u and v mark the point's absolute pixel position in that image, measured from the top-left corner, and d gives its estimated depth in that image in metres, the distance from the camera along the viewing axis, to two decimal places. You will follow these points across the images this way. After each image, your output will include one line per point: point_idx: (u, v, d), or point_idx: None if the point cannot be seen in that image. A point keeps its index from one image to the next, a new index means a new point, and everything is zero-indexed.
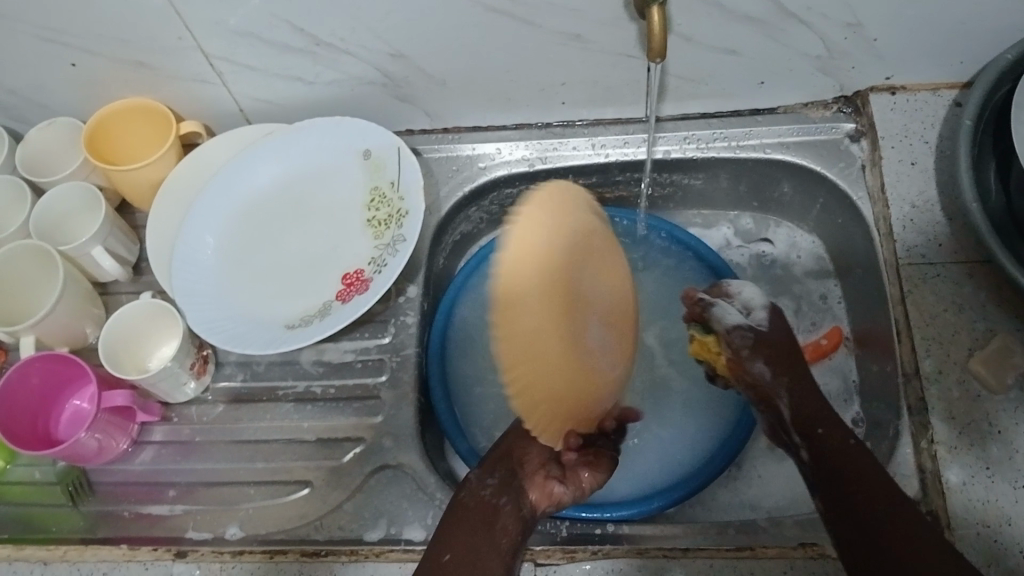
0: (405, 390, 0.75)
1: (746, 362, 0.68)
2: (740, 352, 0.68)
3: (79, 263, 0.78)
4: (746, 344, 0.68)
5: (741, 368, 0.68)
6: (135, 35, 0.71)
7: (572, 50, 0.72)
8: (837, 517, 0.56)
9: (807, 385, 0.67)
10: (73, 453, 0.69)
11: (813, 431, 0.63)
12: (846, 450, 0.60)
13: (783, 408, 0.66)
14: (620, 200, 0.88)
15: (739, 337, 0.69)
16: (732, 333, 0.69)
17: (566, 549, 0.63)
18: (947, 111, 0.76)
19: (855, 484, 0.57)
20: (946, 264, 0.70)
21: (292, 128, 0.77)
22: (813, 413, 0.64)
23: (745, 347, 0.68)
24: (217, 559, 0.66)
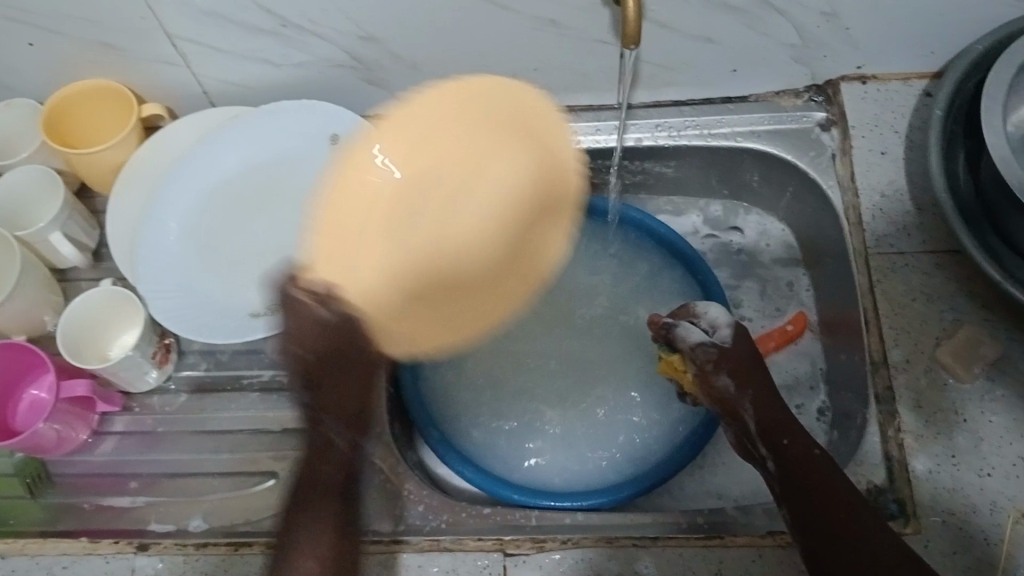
0: (374, 379, 0.74)
1: (710, 378, 0.65)
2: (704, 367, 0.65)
3: (37, 248, 0.76)
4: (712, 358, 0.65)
5: (706, 383, 0.65)
6: (96, 13, 0.68)
7: (546, 35, 0.71)
8: (799, 526, 0.56)
9: (768, 389, 0.65)
10: (31, 444, 0.67)
11: (778, 442, 0.61)
12: (808, 454, 0.59)
13: (747, 421, 0.63)
14: (591, 187, 0.87)
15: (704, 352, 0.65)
16: (695, 348, 0.66)
17: (535, 538, 0.63)
18: (917, 101, 0.76)
19: (822, 490, 0.56)
20: (915, 254, 0.70)
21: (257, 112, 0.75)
22: (775, 420, 0.62)
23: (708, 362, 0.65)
24: (181, 551, 0.64)
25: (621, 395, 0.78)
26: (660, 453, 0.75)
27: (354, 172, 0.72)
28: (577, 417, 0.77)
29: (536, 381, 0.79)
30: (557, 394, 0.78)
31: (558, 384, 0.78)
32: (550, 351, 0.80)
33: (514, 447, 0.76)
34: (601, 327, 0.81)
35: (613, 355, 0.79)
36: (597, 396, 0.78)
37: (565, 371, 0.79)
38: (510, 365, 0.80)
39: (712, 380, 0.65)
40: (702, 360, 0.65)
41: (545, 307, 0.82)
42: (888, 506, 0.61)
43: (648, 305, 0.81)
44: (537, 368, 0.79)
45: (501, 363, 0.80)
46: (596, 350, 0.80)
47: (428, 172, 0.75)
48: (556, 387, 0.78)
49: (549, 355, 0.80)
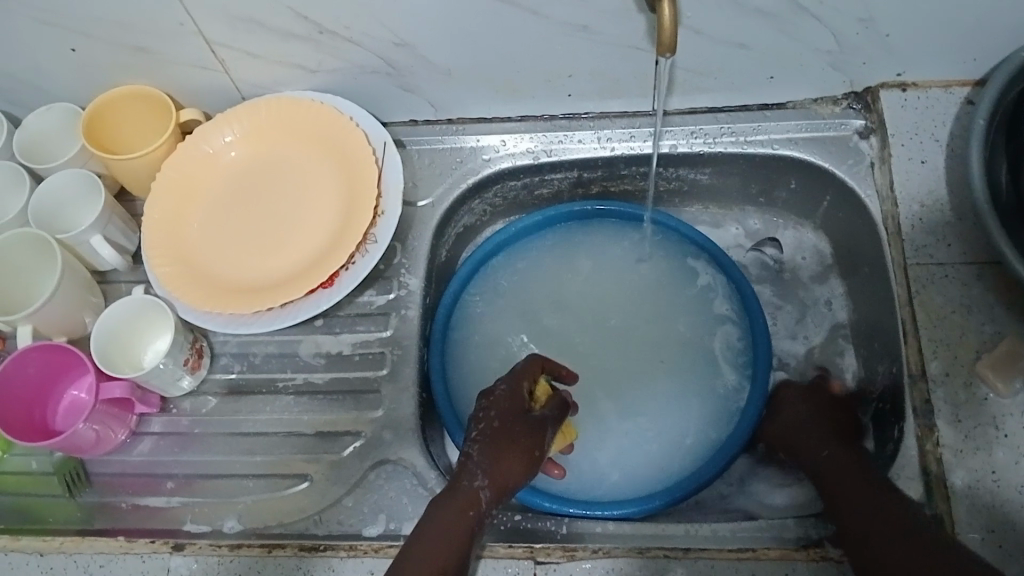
0: (405, 384, 0.74)
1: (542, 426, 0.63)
2: (501, 404, 0.63)
3: (77, 251, 0.77)
4: (522, 397, 0.64)
5: (541, 419, 0.63)
6: (135, 21, 0.69)
7: (578, 41, 0.71)
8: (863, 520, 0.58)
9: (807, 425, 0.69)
10: (70, 444, 0.68)
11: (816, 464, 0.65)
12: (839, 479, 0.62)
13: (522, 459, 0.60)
14: (624, 194, 0.87)
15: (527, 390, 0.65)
16: (525, 385, 0.65)
17: (566, 546, 0.62)
18: (959, 109, 0.75)
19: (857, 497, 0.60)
20: (955, 265, 0.69)
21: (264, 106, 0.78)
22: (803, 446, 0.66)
23: (489, 405, 0.63)
24: (214, 552, 0.65)
25: (653, 403, 0.77)
26: (689, 462, 0.74)
27: (194, 155, 0.78)
28: (608, 423, 0.77)
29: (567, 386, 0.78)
30: (588, 400, 0.78)
31: (589, 390, 0.78)
32: (582, 357, 0.80)
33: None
34: (632, 332, 0.80)
35: (644, 362, 0.79)
36: (626, 404, 0.77)
37: (596, 376, 0.79)
38: None
39: (538, 416, 0.64)
40: (494, 398, 0.64)
41: (577, 313, 0.82)
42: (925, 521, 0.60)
43: (682, 313, 0.81)
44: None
45: None
46: (627, 357, 0.79)
47: (273, 160, 0.80)
48: (588, 394, 0.78)
49: (579, 361, 0.79)
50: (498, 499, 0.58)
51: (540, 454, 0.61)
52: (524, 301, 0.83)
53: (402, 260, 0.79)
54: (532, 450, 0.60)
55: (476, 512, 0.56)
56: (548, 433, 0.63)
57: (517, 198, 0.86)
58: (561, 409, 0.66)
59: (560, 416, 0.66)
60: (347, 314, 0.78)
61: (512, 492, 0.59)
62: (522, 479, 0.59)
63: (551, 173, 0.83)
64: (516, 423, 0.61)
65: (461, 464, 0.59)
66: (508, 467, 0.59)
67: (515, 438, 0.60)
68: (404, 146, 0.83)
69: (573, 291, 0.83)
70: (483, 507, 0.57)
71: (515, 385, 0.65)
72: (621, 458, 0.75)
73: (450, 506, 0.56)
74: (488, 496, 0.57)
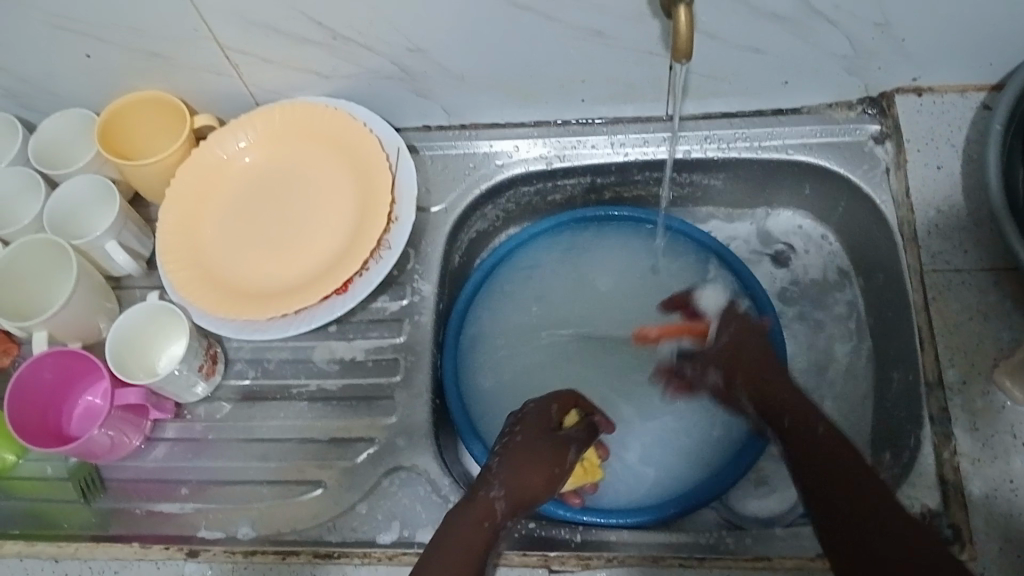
0: (419, 390, 0.74)
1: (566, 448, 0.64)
2: (527, 420, 0.64)
3: (92, 257, 0.77)
4: (548, 417, 0.65)
5: (567, 438, 0.64)
6: (150, 27, 0.70)
7: (592, 46, 0.70)
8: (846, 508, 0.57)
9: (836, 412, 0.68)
10: (86, 450, 0.69)
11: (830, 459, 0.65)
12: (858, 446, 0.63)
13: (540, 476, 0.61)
14: (637, 200, 0.87)
15: (557, 411, 0.66)
16: (556, 407, 0.66)
17: (580, 555, 0.62)
18: (975, 114, 0.74)
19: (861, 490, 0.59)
20: (972, 271, 0.68)
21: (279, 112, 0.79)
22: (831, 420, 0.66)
23: (516, 425, 0.64)
24: (229, 559, 0.65)
25: (667, 409, 0.77)
26: (701, 470, 0.74)
27: (208, 161, 0.78)
28: (621, 430, 0.76)
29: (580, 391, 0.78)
30: (602, 406, 0.77)
31: (603, 397, 0.78)
32: (595, 363, 0.79)
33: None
34: (646, 338, 0.80)
35: (658, 369, 0.78)
36: (639, 411, 0.77)
37: (610, 382, 0.78)
38: (551, 377, 0.79)
39: (564, 434, 0.65)
40: (522, 415, 0.65)
41: (591, 320, 0.81)
42: (943, 530, 0.60)
43: None
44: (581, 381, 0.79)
45: (545, 370, 0.79)
46: (640, 364, 0.79)
47: (288, 165, 0.80)
48: (602, 399, 0.78)
49: (590, 367, 0.79)
50: (517, 509, 0.59)
51: (563, 471, 0.62)
52: (537, 306, 0.83)
53: (415, 266, 0.79)
54: (554, 466, 0.61)
55: (492, 523, 0.57)
56: (573, 452, 0.64)
57: (530, 204, 0.86)
58: (588, 432, 0.67)
59: (588, 439, 0.67)
60: (360, 320, 0.78)
61: (533, 504, 0.60)
62: (543, 493, 0.60)
63: (564, 179, 0.83)
64: (540, 439, 0.63)
65: (483, 474, 0.60)
66: (528, 479, 0.60)
67: (538, 453, 0.61)
68: (417, 151, 0.83)
69: (586, 296, 0.83)
70: (502, 515, 0.58)
71: (544, 404, 0.66)
72: (635, 465, 0.75)
73: (470, 513, 0.57)
74: (506, 505, 0.58)
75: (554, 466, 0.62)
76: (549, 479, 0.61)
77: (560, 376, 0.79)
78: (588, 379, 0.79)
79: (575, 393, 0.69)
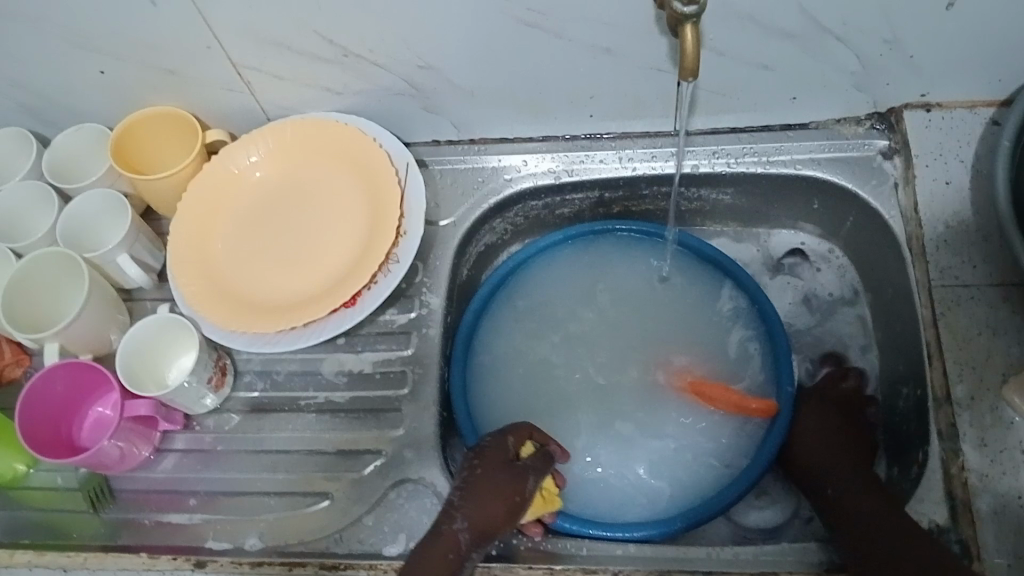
0: (426, 403, 0.74)
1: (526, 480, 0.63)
2: (484, 453, 0.64)
3: (104, 269, 0.78)
4: (505, 450, 0.64)
5: (525, 467, 0.64)
6: (165, 44, 0.71)
7: (601, 62, 0.71)
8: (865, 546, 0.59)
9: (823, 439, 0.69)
10: (96, 461, 0.69)
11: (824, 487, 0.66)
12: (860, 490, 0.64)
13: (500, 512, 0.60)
14: (646, 214, 0.87)
15: (513, 442, 0.65)
16: (511, 438, 0.65)
17: (586, 569, 0.62)
18: (984, 130, 0.74)
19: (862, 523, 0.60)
20: (981, 287, 0.68)
21: (289, 126, 0.79)
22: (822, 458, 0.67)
23: (473, 459, 0.64)
24: (236, 570, 0.65)
25: (674, 423, 0.77)
26: (707, 484, 0.74)
27: (220, 175, 0.79)
28: (628, 443, 0.76)
29: (587, 405, 0.78)
30: (609, 420, 0.77)
31: (611, 411, 0.78)
32: (601, 376, 0.79)
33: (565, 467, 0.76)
34: (654, 352, 0.80)
35: (665, 382, 0.78)
36: (645, 426, 0.77)
37: (618, 396, 0.78)
38: (559, 391, 0.79)
39: (522, 463, 0.64)
40: (480, 449, 0.65)
41: (599, 333, 0.81)
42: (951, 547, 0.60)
43: (704, 332, 0.80)
44: (588, 395, 0.79)
45: (553, 384, 0.80)
46: (648, 378, 0.79)
47: (298, 179, 0.81)
48: (609, 413, 0.78)
49: (598, 381, 0.79)
50: (477, 543, 0.59)
51: (523, 500, 0.62)
52: (545, 319, 0.83)
53: (424, 279, 0.79)
54: (513, 496, 0.61)
55: (455, 557, 0.57)
56: (531, 480, 0.63)
57: (539, 217, 0.86)
58: (547, 460, 0.66)
59: (547, 468, 0.65)
60: (369, 332, 0.79)
61: (495, 536, 0.60)
62: (503, 524, 0.60)
63: (572, 193, 0.83)
64: (496, 471, 0.62)
65: (444, 511, 0.61)
66: (486, 512, 0.60)
67: (494, 485, 0.61)
68: (427, 165, 0.83)
69: (594, 310, 0.83)
70: (462, 550, 0.58)
71: (500, 437, 0.65)
72: (640, 479, 0.75)
73: (429, 552, 0.58)
74: (464, 539, 0.59)
75: (513, 499, 0.61)
76: (507, 513, 0.60)
77: (568, 390, 0.79)
78: (596, 393, 0.79)
79: (529, 424, 0.68)
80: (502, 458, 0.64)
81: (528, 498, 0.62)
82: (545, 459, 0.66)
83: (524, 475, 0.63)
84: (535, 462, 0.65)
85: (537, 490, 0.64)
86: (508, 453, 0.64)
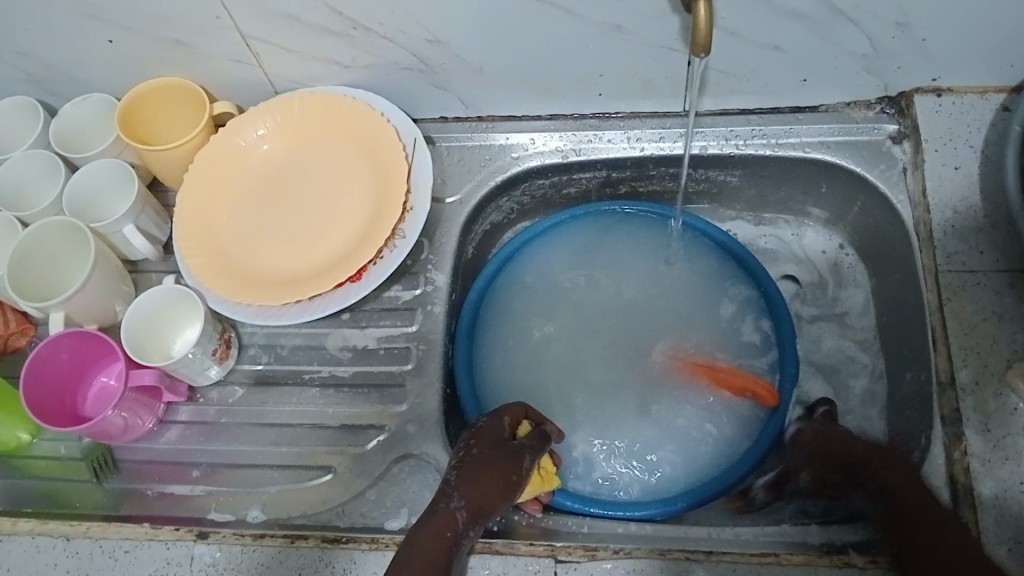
0: (430, 379, 0.74)
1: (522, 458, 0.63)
2: (479, 432, 0.64)
3: (110, 240, 0.78)
4: (502, 430, 0.65)
5: (521, 446, 0.64)
6: (173, 14, 0.70)
7: (612, 40, 0.70)
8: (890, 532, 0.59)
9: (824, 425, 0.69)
10: (99, 430, 0.69)
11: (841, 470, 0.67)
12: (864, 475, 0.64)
13: (496, 490, 0.60)
14: (652, 195, 0.87)
15: (508, 422, 0.66)
16: (507, 419, 0.66)
17: (586, 546, 0.62)
18: (994, 116, 0.74)
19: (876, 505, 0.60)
20: (987, 273, 0.68)
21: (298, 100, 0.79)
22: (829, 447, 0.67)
23: (469, 437, 0.64)
24: (238, 541, 0.66)
25: (676, 405, 0.77)
26: (710, 465, 0.74)
27: (226, 148, 0.79)
28: (630, 423, 0.77)
29: (591, 383, 0.78)
30: (613, 400, 0.78)
31: (614, 392, 0.78)
32: (604, 356, 0.79)
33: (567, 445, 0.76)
34: (659, 334, 0.80)
35: (667, 364, 0.79)
36: (646, 407, 0.77)
37: (621, 375, 0.79)
38: (562, 370, 0.79)
39: (517, 442, 0.64)
40: (477, 428, 0.65)
41: (604, 314, 0.81)
42: None
43: (709, 314, 0.81)
44: (591, 374, 0.79)
45: (556, 364, 0.80)
46: (651, 358, 0.79)
47: (304, 154, 0.81)
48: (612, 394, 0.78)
49: (602, 360, 0.79)
50: (474, 521, 0.59)
51: (519, 478, 0.62)
52: (550, 298, 0.83)
53: (429, 256, 0.79)
54: (509, 474, 0.61)
55: (453, 534, 0.57)
56: (527, 459, 0.63)
57: (545, 197, 0.86)
58: (542, 438, 0.66)
59: (542, 446, 0.66)
60: (373, 308, 0.79)
61: (491, 515, 0.60)
62: (501, 502, 0.60)
63: (579, 173, 0.83)
64: (492, 450, 0.62)
65: (440, 491, 0.60)
66: (483, 490, 0.60)
67: (491, 463, 0.61)
68: (433, 142, 0.83)
69: (599, 290, 0.83)
70: (459, 528, 0.58)
71: (496, 416, 0.66)
72: (643, 460, 0.75)
73: (428, 529, 0.57)
74: (462, 517, 0.58)
75: (509, 477, 0.61)
76: (502, 491, 0.60)
77: (572, 369, 0.79)
78: (600, 373, 0.79)
79: (524, 404, 0.68)
80: (498, 438, 0.64)
81: (524, 477, 0.62)
82: (540, 440, 0.66)
83: (520, 454, 0.63)
84: (530, 442, 0.65)
85: (532, 469, 0.64)
86: (503, 434, 0.64)
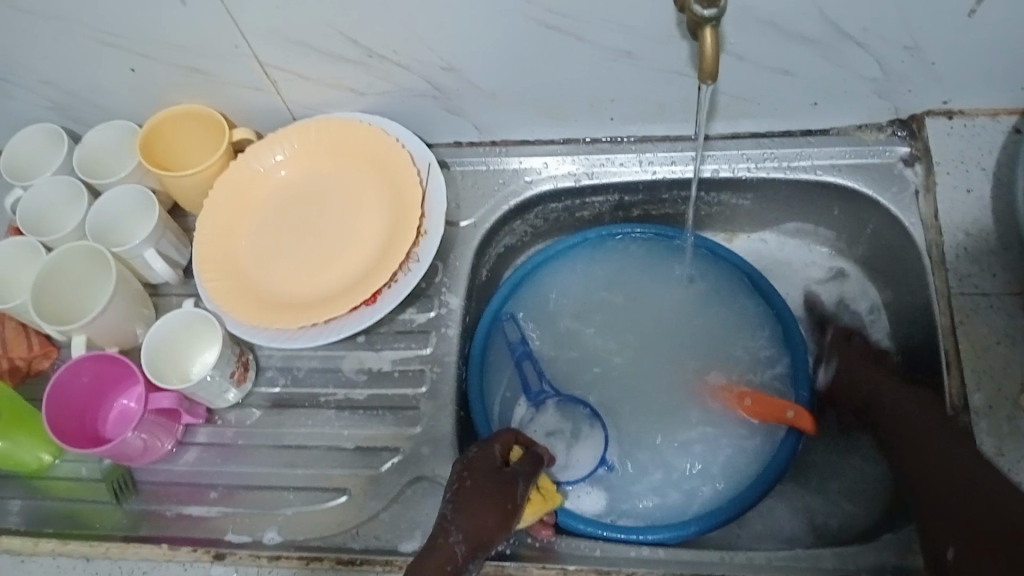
0: (444, 402, 0.75)
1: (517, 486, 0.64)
2: (472, 463, 0.64)
3: (130, 265, 0.79)
4: (496, 459, 0.65)
5: (515, 473, 0.65)
6: (192, 43, 0.72)
7: (623, 66, 0.71)
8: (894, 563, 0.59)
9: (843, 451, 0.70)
10: (119, 451, 0.70)
11: None
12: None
13: (493, 520, 0.60)
14: (664, 218, 0.87)
15: (500, 450, 0.66)
16: (498, 447, 0.66)
17: (600, 569, 0.63)
18: (1006, 138, 0.74)
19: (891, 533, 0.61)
20: (1000, 295, 0.68)
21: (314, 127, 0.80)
22: None
23: (462, 468, 0.64)
24: (254, 563, 0.66)
25: (690, 429, 0.78)
26: (723, 491, 0.74)
27: (245, 174, 0.80)
28: (641, 444, 0.77)
29: (581, 420, 0.78)
30: (625, 422, 0.79)
31: (627, 413, 0.79)
32: (617, 375, 0.81)
33: (564, 464, 0.76)
34: (673, 358, 0.81)
35: (680, 387, 0.79)
36: (657, 434, 0.78)
37: (604, 420, 0.78)
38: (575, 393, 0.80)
39: (511, 470, 0.65)
40: (469, 460, 0.65)
41: (618, 339, 0.82)
42: None
43: (723, 339, 0.81)
44: (577, 420, 0.78)
45: (572, 385, 0.81)
46: (664, 382, 0.80)
47: (321, 179, 0.82)
48: (604, 430, 0.78)
49: (616, 383, 0.80)
50: (475, 552, 0.59)
51: (515, 506, 0.62)
52: (563, 321, 0.84)
53: (443, 279, 0.80)
54: (505, 504, 0.62)
55: (454, 566, 0.57)
56: (521, 486, 0.64)
57: (558, 220, 0.87)
58: (534, 464, 0.67)
59: (534, 471, 0.67)
60: (388, 331, 0.79)
61: (490, 547, 0.60)
62: (499, 531, 0.61)
63: (591, 196, 0.84)
64: (486, 479, 0.63)
65: (438, 525, 0.61)
66: (481, 520, 0.60)
67: (487, 493, 0.62)
68: (447, 166, 0.84)
69: (612, 313, 0.83)
70: (460, 560, 0.58)
71: (487, 445, 0.66)
72: (657, 485, 0.76)
73: (428, 562, 0.57)
74: (463, 549, 0.58)
75: (505, 504, 0.62)
76: (498, 520, 0.61)
77: (551, 414, 0.79)
78: (581, 422, 0.78)
79: (513, 431, 0.69)
80: (491, 467, 0.64)
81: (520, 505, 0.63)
82: (532, 468, 0.67)
83: (513, 482, 0.64)
84: (523, 471, 0.65)
85: (526, 495, 0.65)
86: (497, 463, 0.65)
